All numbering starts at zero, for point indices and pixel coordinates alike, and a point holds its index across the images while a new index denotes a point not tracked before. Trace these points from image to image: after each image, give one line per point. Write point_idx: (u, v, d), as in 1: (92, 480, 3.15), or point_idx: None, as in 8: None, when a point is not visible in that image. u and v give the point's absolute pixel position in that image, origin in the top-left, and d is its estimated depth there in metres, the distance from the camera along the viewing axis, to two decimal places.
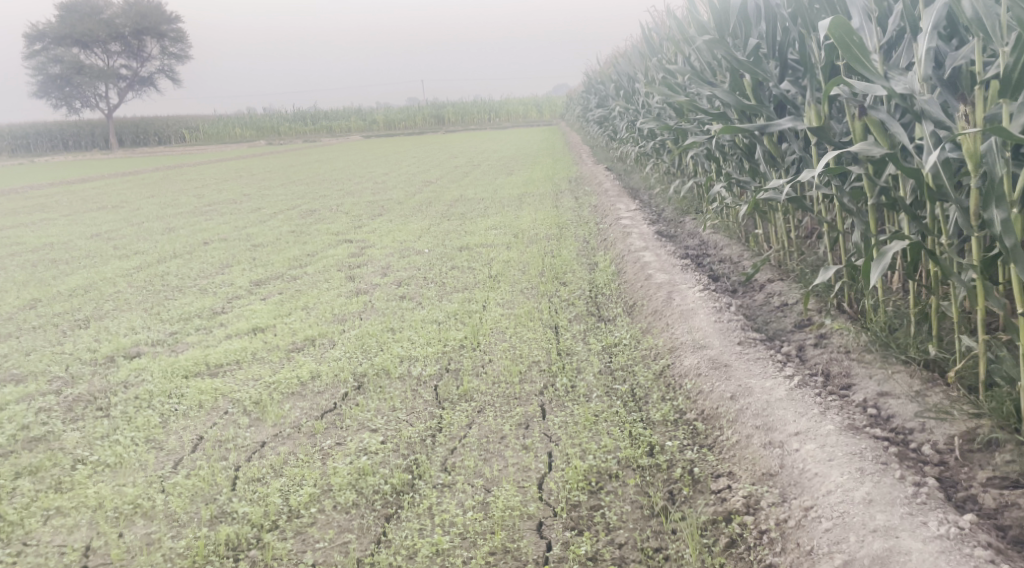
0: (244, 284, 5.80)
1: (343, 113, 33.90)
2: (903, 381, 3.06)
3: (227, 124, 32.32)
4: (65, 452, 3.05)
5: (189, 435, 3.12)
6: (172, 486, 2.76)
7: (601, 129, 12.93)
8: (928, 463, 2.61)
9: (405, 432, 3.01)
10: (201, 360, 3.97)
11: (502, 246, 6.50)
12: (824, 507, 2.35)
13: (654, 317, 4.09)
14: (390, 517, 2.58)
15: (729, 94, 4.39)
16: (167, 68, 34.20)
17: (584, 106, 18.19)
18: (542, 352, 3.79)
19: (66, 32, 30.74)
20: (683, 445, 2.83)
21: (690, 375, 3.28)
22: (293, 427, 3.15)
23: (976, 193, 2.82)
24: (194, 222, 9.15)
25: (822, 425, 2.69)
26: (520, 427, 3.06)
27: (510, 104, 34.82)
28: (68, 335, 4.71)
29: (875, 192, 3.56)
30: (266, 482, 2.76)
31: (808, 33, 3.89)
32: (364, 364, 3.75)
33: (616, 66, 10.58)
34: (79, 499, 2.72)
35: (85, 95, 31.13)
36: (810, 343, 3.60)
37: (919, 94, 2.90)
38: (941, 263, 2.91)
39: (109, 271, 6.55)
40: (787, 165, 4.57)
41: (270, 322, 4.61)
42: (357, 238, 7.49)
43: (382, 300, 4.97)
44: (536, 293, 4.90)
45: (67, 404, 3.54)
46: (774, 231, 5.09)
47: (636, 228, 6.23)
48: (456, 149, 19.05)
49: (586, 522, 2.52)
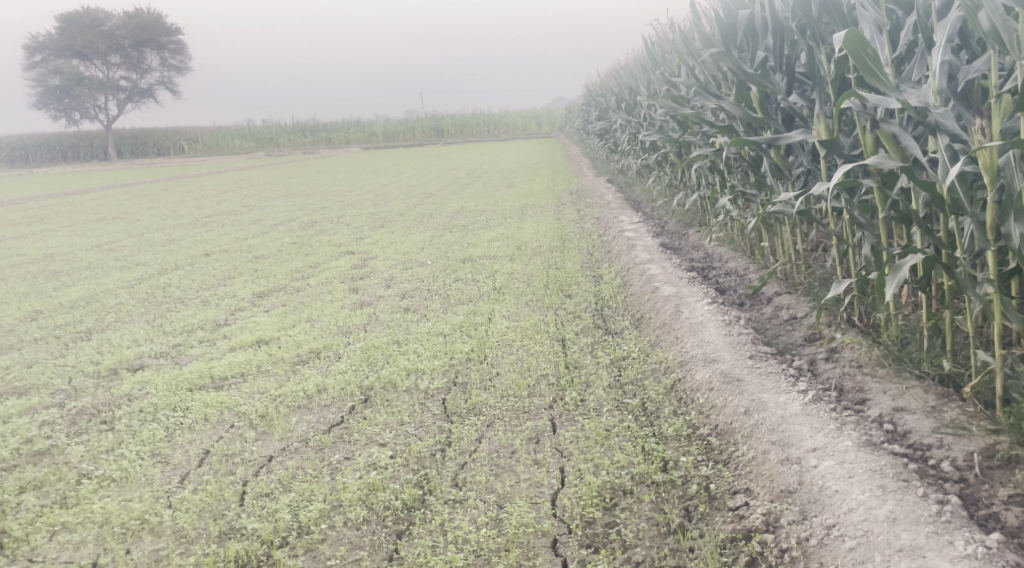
0: (247, 296, 5.76)
1: (342, 125, 33.90)
2: (919, 396, 3.03)
3: (226, 136, 32.35)
4: (70, 466, 3.01)
5: (195, 449, 3.08)
6: (179, 502, 2.71)
7: (602, 141, 12.92)
8: (947, 480, 2.57)
9: (415, 447, 2.97)
10: (206, 372, 3.93)
11: (505, 259, 6.47)
12: (846, 525, 2.32)
13: (662, 331, 4.06)
14: (402, 534, 2.54)
15: (736, 107, 4.36)
16: (167, 80, 34.24)
17: (583, 118, 18.19)
18: (550, 365, 3.75)
19: (66, 44, 30.81)
20: (697, 461, 2.80)
21: (702, 390, 3.25)
22: (301, 441, 3.11)
23: (993, 207, 2.80)
24: (195, 234, 9.13)
25: (840, 441, 2.66)
26: (531, 441, 3.02)
27: (509, 117, 34.87)
28: (70, 348, 4.67)
29: (886, 206, 3.53)
30: (274, 497, 2.72)
31: (818, 46, 3.86)
32: (370, 377, 3.72)
33: (618, 78, 10.58)
34: (85, 515, 2.67)
35: (84, 106, 31.14)
36: (821, 357, 3.57)
37: (933, 107, 2.88)
38: (958, 277, 2.88)
39: (110, 282, 6.51)
40: (795, 178, 4.55)
41: (274, 334, 4.57)
42: (359, 250, 7.46)
43: (387, 312, 4.94)
44: (541, 305, 4.87)
45: (70, 417, 3.50)
46: (781, 244, 5.07)
47: (641, 240, 6.21)
48: (456, 162, 19.06)
49: (602, 540, 2.48)
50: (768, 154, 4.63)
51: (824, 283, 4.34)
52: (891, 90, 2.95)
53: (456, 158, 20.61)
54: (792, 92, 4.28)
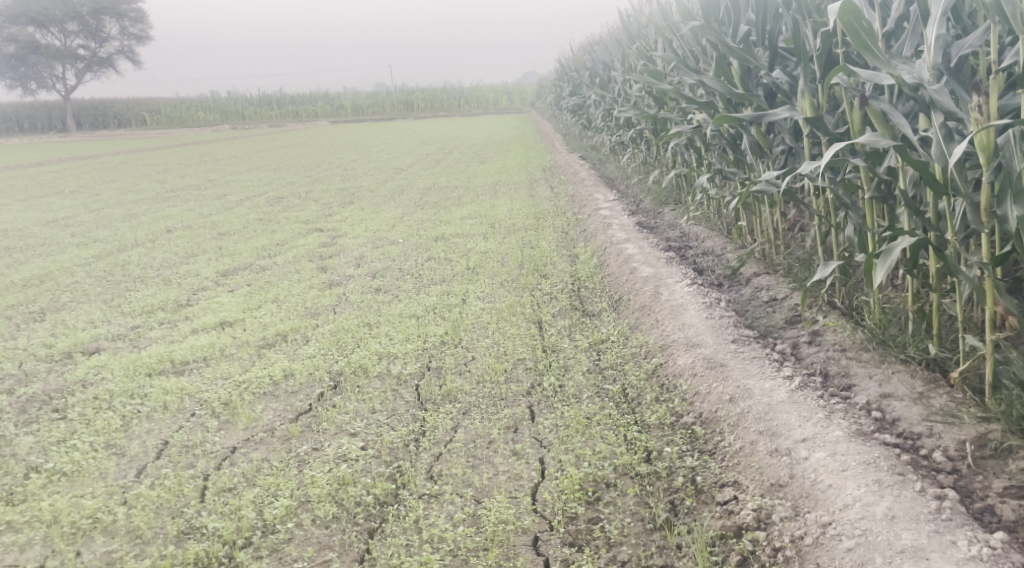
0: (210, 274, 5.56)
1: (309, 98, 33.25)
2: (906, 381, 2.95)
3: (190, 108, 31.63)
4: (18, 459, 2.84)
5: (153, 439, 2.91)
6: (135, 498, 2.56)
7: (575, 117, 12.72)
8: (941, 471, 2.50)
9: (387, 437, 2.83)
10: (166, 357, 3.74)
11: (478, 237, 6.32)
12: (843, 523, 2.23)
13: (641, 313, 3.93)
14: (373, 532, 2.41)
15: (715, 82, 4.20)
16: (127, 49, 33.27)
17: (555, 94, 17.95)
18: (527, 350, 3.62)
19: (20, 11, 29.80)
20: (682, 451, 2.68)
21: (685, 375, 3.13)
22: (266, 431, 2.96)
23: (987, 188, 2.71)
24: (156, 209, 8.84)
25: (830, 431, 2.57)
26: (509, 431, 2.89)
27: (480, 91, 34.44)
28: (21, 329, 4.46)
29: (872, 186, 3.41)
30: (237, 492, 2.57)
31: (803, 20, 3.70)
32: (340, 362, 3.55)
33: (592, 53, 10.39)
34: (33, 513, 2.52)
35: (40, 76, 30.26)
36: (804, 341, 3.47)
37: (927, 83, 2.76)
38: (949, 260, 2.79)
39: (66, 260, 6.26)
40: (776, 155, 4.43)
41: (239, 316, 4.39)
42: (328, 227, 7.25)
43: (357, 292, 4.77)
44: (517, 286, 4.72)
45: (19, 405, 3.32)
46: (759, 223, 4.96)
47: (616, 219, 6.08)
48: (427, 136, 18.77)
49: (585, 538, 2.37)
50: (749, 131, 4.51)
51: (806, 264, 4.24)
52: (884, 64, 2.84)
53: (429, 132, 20.31)
54: (774, 68, 4.11)
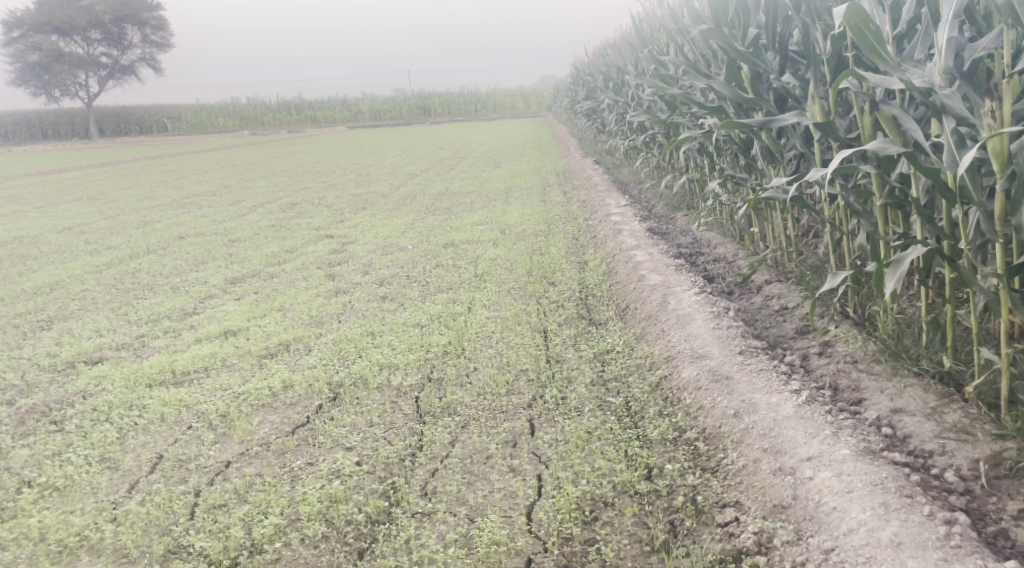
0: (218, 282, 5.53)
1: (327, 103, 33.38)
2: (918, 396, 2.85)
3: (209, 114, 31.82)
4: (11, 473, 2.81)
5: (148, 453, 2.88)
6: (123, 515, 2.52)
7: (590, 121, 12.63)
8: (953, 492, 2.40)
9: (383, 451, 2.77)
10: (167, 367, 3.70)
11: (489, 243, 6.25)
12: (846, 549, 2.15)
13: (647, 322, 3.85)
14: (363, 553, 2.36)
15: (724, 86, 4.11)
16: (149, 57, 33.58)
17: (570, 98, 17.88)
18: (531, 360, 3.55)
19: (44, 19, 30.08)
20: (684, 469, 2.61)
21: (689, 389, 3.05)
22: (261, 444, 2.91)
23: (1002, 196, 2.62)
24: (171, 216, 8.84)
25: (836, 449, 2.49)
26: (507, 445, 2.82)
27: (497, 95, 34.42)
28: (27, 338, 4.45)
29: (883, 192, 3.31)
30: (228, 509, 2.53)
31: (813, 23, 3.60)
32: (341, 373, 3.50)
33: (606, 56, 10.30)
34: (20, 529, 2.49)
35: (63, 83, 30.53)
36: (813, 352, 3.38)
37: (938, 87, 2.68)
38: (962, 269, 2.69)
39: (78, 268, 6.26)
40: (787, 161, 4.33)
41: (242, 324, 4.35)
42: (338, 233, 7.22)
43: (363, 300, 4.72)
44: (523, 294, 4.65)
45: (18, 417, 3.30)
46: (771, 229, 4.87)
47: (627, 224, 5.99)
48: (441, 140, 18.75)
49: (580, 560, 2.31)
50: (760, 136, 4.42)
51: (818, 272, 4.14)
52: (893, 67, 2.76)
53: (444, 137, 20.31)
54: (784, 72, 4.03)
